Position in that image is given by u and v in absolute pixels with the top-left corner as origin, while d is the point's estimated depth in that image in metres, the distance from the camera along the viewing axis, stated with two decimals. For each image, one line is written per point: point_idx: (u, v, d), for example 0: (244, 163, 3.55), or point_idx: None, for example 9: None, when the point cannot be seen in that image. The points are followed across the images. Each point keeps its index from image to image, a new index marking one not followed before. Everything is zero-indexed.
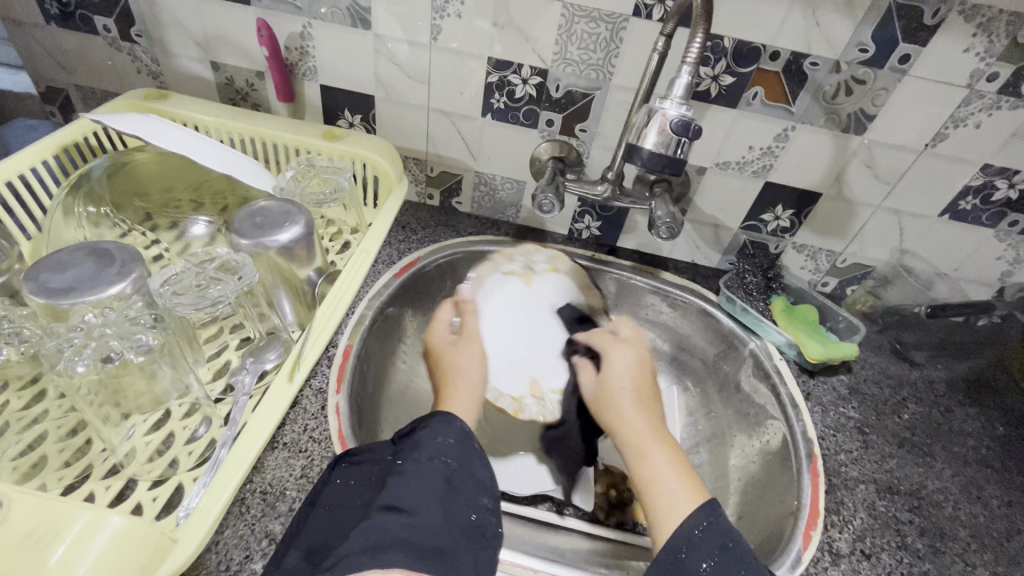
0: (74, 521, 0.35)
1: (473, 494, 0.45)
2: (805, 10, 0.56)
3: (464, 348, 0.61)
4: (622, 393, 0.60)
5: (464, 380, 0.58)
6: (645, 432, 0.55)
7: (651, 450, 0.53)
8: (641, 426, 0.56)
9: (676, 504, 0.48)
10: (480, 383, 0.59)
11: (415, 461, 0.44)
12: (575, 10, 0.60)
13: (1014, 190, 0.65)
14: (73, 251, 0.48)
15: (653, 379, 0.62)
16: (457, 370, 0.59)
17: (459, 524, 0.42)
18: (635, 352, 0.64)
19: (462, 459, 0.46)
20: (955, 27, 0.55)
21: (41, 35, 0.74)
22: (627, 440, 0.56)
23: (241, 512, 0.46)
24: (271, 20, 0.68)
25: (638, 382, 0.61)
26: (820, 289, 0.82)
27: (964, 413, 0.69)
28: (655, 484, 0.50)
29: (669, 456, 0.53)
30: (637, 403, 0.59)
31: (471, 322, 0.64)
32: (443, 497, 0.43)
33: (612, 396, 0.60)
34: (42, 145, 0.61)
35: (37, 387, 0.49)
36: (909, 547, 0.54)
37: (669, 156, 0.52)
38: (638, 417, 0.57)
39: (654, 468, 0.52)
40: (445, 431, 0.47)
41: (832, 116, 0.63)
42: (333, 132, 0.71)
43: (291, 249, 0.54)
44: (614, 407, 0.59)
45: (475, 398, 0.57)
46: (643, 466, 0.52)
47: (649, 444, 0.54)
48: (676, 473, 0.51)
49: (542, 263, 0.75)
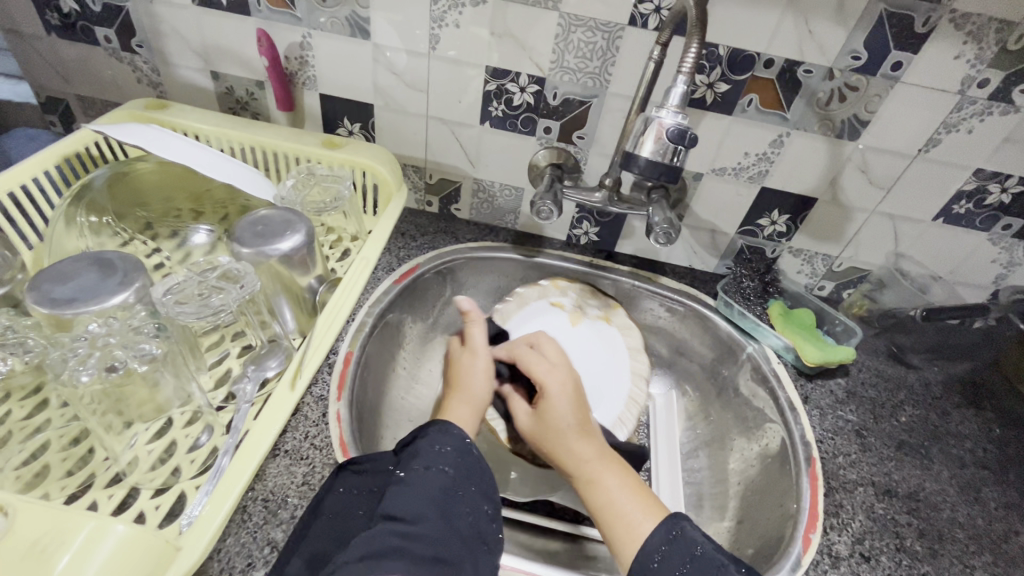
0: (78, 531, 0.35)
1: (475, 502, 0.45)
2: (798, 19, 0.57)
3: (467, 360, 0.62)
4: (561, 421, 0.57)
5: (465, 391, 0.59)
6: (591, 455, 0.54)
7: (603, 475, 0.53)
8: (586, 451, 0.55)
9: (640, 525, 0.48)
10: (482, 398, 0.59)
11: (414, 471, 0.44)
12: (571, 19, 0.61)
13: (1006, 194, 0.66)
14: (75, 261, 0.49)
15: (585, 396, 0.61)
16: (462, 386, 0.60)
17: (458, 530, 0.42)
18: (562, 372, 0.61)
19: (462, 467, 0.46)
20: (946, 35, 0.56)
21: (41, 46, 0.75)
22: (577, 471, 0.54)
23: (243, 520, 0.46)
24: (271, 31, 0.68)
25: (575, 402, 0.59)
26: (816, 293, 0.83)
27: (961, 416, 0.70)
28: (614, 507, 0.50)
29: (620, 478, 0.53)
30: (579, 427, 0.56)
31: (476, 334, 0.63)
32: (440, 505, 0.43)
33: (549, 428, 0.57)
34: (44, 155, 0.62)
35: (39, 397, 0.49)
36: (908, 549, 0.55)
37: (665, 164, 0.53)
38: (581, 444, 0.55)
39: (607, 492, 0.52)
40: (444, 440, 0.47)
41: (826, 122, 0.64)
42: (333, 141, 0.72)
43: (292, 257, 0.54)
44: (557, 440, 0.56)
45: (477, 412, 0.58)
46: (598, 493, 0.52)
47: (599, 467, 0.54)
48: (629, 494, 0.51)
49: (596, 309, 0.77)
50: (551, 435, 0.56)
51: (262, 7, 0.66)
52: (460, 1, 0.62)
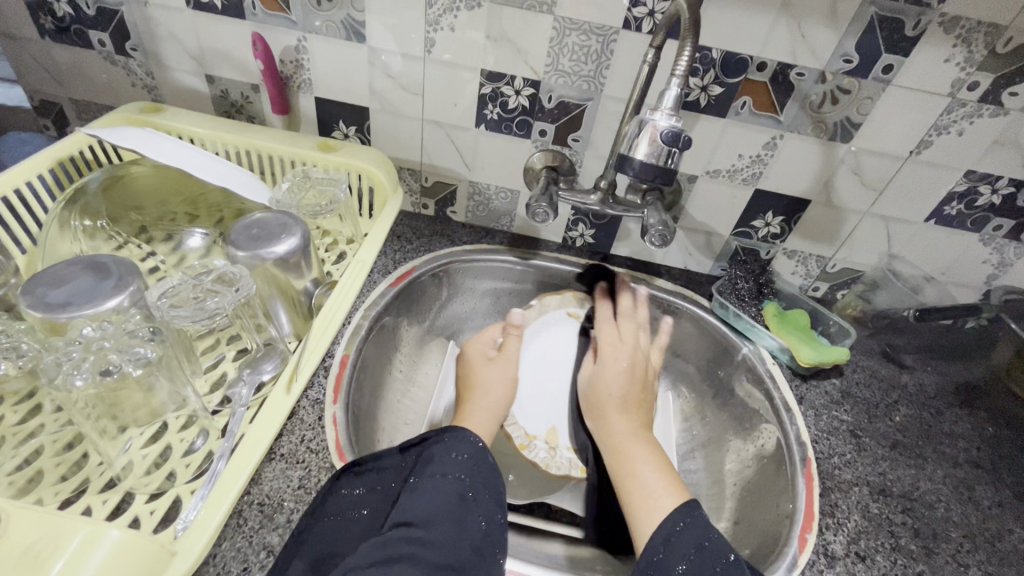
0: (73, 535, 0.35)
1: (488, 508, 0.45)
2: (790, 23, 0.58)
3: (499, 368, 0.65)
4: (612, 392, 0.63)
5: (484, 399, 0.61)
6: (628, 431, 0.60)
7: (634, 450, 0.57)
8: (625, 425, 0.60)
9: (658, 498, 0.52)
10: (501, 409, 0.62)
11: (429, 478, 0.45)
12: (566, 22, 0.62)
13: (997, 196, 0.67)
14: (69, 265, 0.49)
15: (644, 380, 0.65)
16: (483, 395, 0.62)
17: (468, 536, 0.42)
18: (627, 351, 0.67)
19: (475, 474, 0.47)
20: (936, 38, 0.56)
21: (34, 49, 0.75)
22: (614, 440, 0.60)
23: (238, 524, 0.46)
24: (266, 35, 0.68)
25: (630, 381, 0.64)
26: (810, 294, 0.83)
27: (954, 415, 0.70)
28: (635, 479, 0.55)
29: (650, 455, 0.57)
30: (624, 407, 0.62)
31: (511, 345, 0.67)
32: (455, 511, 0.43)
33: (600, 398, 0.64)
34: (38, 159, 0.62)
35: (33, 402, 0.49)
36: (902, 548, 0.55)
37: (660, 166, 0.53)
38: (621, 421, 0.61)
39: (634, 464, 0.56)
40: (459, 447, 0.48)
41: (820, 125, 0.65)
42: (327, 143, 0.71)
43: (287, 261, 0.54)
44: (604, 410, 0.63)
45: (492, 423, 0.60)
46: (627, 464, 0.57)
47: (632, 443, 0.58)
48: (654, 469, 0.55)
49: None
50: (601, 405, 0.63)
51: (257, 10, 0.66)
52: (455, 5, 0.62)
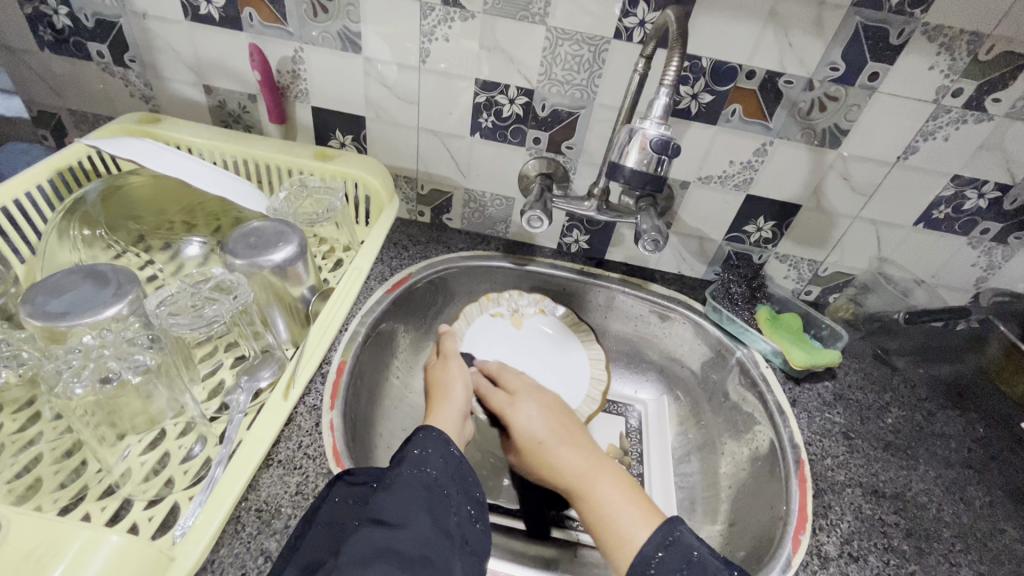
0: (73, 541, 0.35)
1: (459, 503, 0.46)
2: (777, 32, 0.59)
3: (441, 365, 0.64)
4: (541, 435, 0.60)
5: (446, 394, 0.59)
6: (581, 465, 0.56)
7: (596, 482, 0.54)
8: (576, 461, 0.56)
9: (635, 528, 0.49)
10: (462, 394, 0.60)
11: (399, 475, 0.45)
12: (558, 33, 0.63)
13: (983, 200, 0.68)
14: (69, 274, 0.50)
15: (567, 414, 0.64)
16: (444, 387, 0.60)
17: (446, 529, 0.43)
18: (545, 397, 0.65)
19: (443, 467, 0.48)
20: (920, 46, 0.58)
21: (34, 61, 0.75)
22: (570, 481, 0.55)
23: (236, 530, 0.46)
24: (263, 46, 0.69)
25: (558, 418, 0.62)
26: (803, 297, 0.85)
27: (946, 416, 0.71)
28: (608, 513, 0.51)
29: (609, 479, 0.54)
30: (562, 441, 0.59)
31: (449, 343, 0.67)
32: (427, 506, 0.44)
33: (535, 446, 0.59)
34: (38, 169, 0.62)
35: (32, 410, 0.50)
36: (895, 549, 0.55)
37: (650, 173, 0.54)
38: (568, 454, 0.57)
39: (601, 498, 0.52)
40: (423, 443, 0.49)
41: (808, 131, 0.66)
42: (325, 153, 0.73)
43: (285, 268, 0.55)
44: (544, 458, 0.58)
45: (459, 410, 0.58)
46: (589, 500, 0.53)
47: (590, 474, 0.54)
48: (620, 493, 0.52)
49: (528, 306, 0.81)
50: (539, 455, 0.58)
51: (254, 21, 0.67)
52: (450, 16, 0.64)
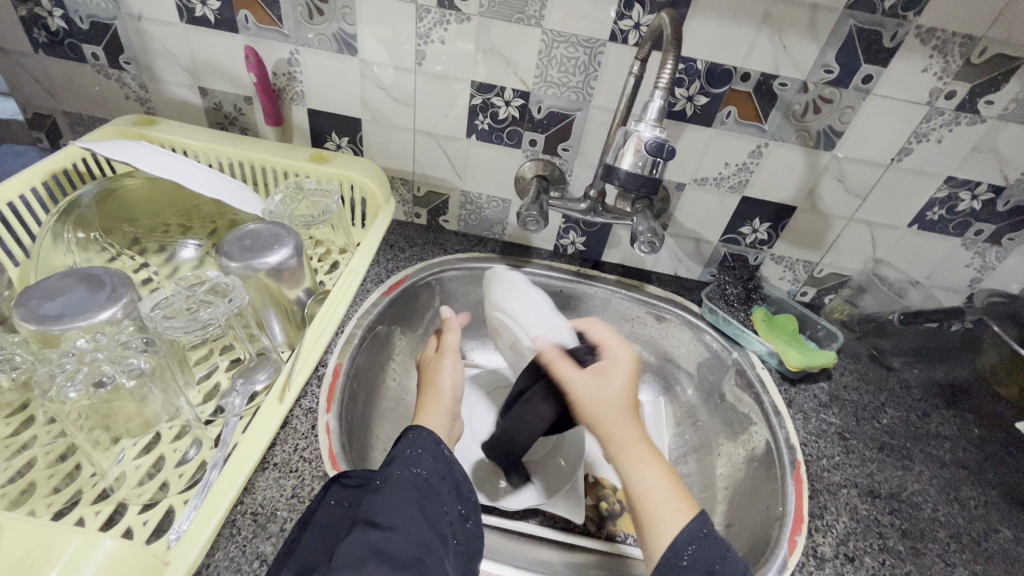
0: (66, 545, 0.35)
1: (452, 502, 0.47)
2: (772, 35, 0.59)
3: (435, 360, 0.60)
4: (611, 398, 0.55)
5: (433, 396, 0.57)
6: (633, 437, 0.53)
7: (650, 467, 0.50)
8: (630, 432, 0.53)
9: (673, 516, 0.47)
10: (448, 392, 0.57)
11: (390, 476, 0.45)
12: (554, 35, 0.63)
13: (977, 201, 0.68)
14: (63, 277, 0.50)
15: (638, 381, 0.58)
16: (430, 389, 0.57)
17: (437, 527, 0.44)
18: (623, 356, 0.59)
19: (434, 467, 0.48)
20: (912, 49, 0.58)
21: (28, 63, 0.75)
22: (623, 452, 0.52)
23: (231, 533, 0.46)
24: (259, 48, 0.69)
25: (628, 382, 0.57)
26: (798, 298, 0.85)
27: (941, 417, 0.71)
28: (652, 500, 0.48)
29: (662, 469, 0.51)
30: (628, 413, 0.54)
31: (449, 338, 0.61)
32: (419, 505, 0.44)
33: (598, 405, 0.55)
34: (32, 171, 0.62)
35: (26, 413, 0.49)
36: (891, 549, 0.56)
37: (645, 176, 0.54)
38: (630, 428, 0.53)
39: (644, 478, 0.50)
40: (414, 443, 0.49)
41: (803, 133, 0.66)
42: (321, 155, 0.72)
43: (280, 271, 0.55)
44: (607, 421, 0.54)
45: (448, 412, 0.56)
46: (638, 477, 0.50)
47: (646, 457, 0.51)
48: (670, 487, 0.49)
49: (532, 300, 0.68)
50: (603, 415, 0.54)
51: (250, 24, 0.68)
52: (445, 18, 0.64)
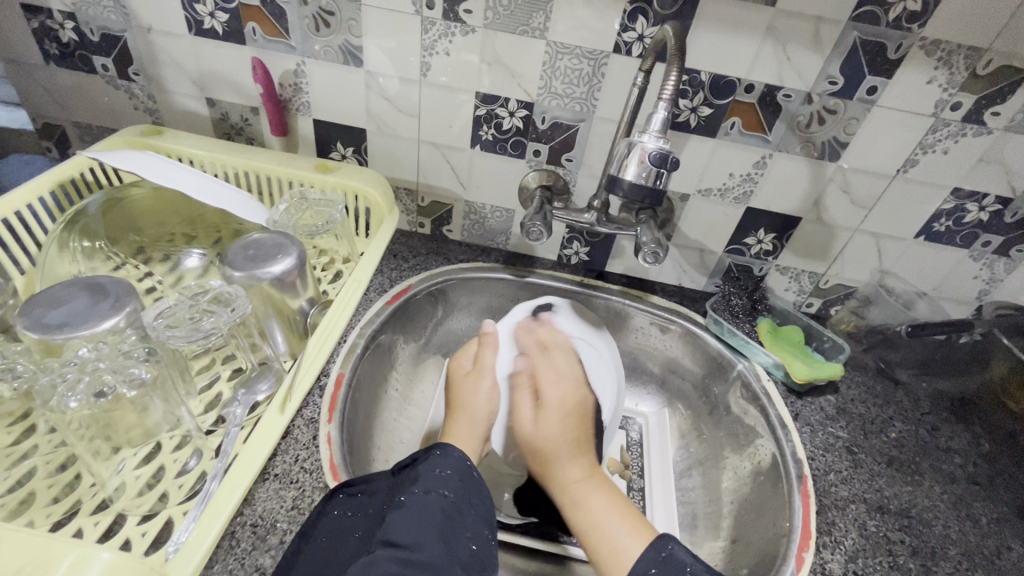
0: (62, 558, 0.35)
1: (475, 525, 0.46)
2: (775, 45, 0.59)
3: (472, 381, 0.61)
4: (555, 435, 0.58)
5: (466, 412, 0.59)
6: (583, 471, 0.56)
7: (591, 496, 0.54)
8: (581, 467, 0.56)
9: (627, 545, 0.49)
10: (484, 418, 0.59)
11: (414, 494, 0.45)
12: (558, 47, 0.63)
13: (985, 212, 0.68)
14: (68, 286, 0.50)
15: (585, 411, 0.62)
16: (463, 406, 0.59)
17: (457, 557, 0.42)
18: (565, 385, 0.63)
19: (460, 490, 0.47)
20: (918, 61, 0.58)
21: (39, 74, 0.76)
22: (565, 489, 0.55)
23: (230, 546, 0.45)
24: (266, 59, 0.70)
25: (570, 420, 0.59)
26: (805, 310, 0.84)
27: (951, 430, 0.70)
28: (597, 527, 0.51)
29: (606, 498, 0.54)
30: (573, 448, 0.57)
31: (488, 356, 0.64)
32: (440, 528, 0.43)
33: (542, 449, 0.57)
34: (40, 181, 0.63)
35: (27, 423, 0.49)
36: (901, 567, 0.54)
37: (649, 186, 0.54)
38: (573, 464, 0.56)
39: (593, 513, 0.52)
40: (444, 463, 0.48)
41: (808, 144, 0.66)
42: (325, 165, 0.73)
43: (283, 280, 0.55)
44: (553, 459, 0.57)
45: (479, 437, 0.58)
46: (581, 514, 0.53)
47: (586, 486, 0.55)
48: (616, 512, 0.52)
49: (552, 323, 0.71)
50: (549, 451, 0.57)
51: (257, 36, 0.68)
52: (450, 30, 0.64)
